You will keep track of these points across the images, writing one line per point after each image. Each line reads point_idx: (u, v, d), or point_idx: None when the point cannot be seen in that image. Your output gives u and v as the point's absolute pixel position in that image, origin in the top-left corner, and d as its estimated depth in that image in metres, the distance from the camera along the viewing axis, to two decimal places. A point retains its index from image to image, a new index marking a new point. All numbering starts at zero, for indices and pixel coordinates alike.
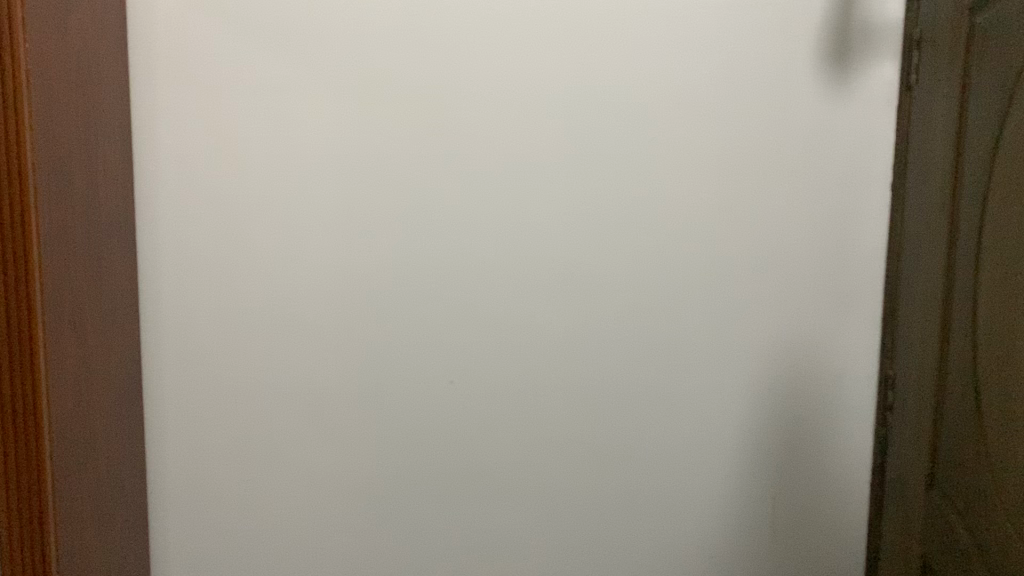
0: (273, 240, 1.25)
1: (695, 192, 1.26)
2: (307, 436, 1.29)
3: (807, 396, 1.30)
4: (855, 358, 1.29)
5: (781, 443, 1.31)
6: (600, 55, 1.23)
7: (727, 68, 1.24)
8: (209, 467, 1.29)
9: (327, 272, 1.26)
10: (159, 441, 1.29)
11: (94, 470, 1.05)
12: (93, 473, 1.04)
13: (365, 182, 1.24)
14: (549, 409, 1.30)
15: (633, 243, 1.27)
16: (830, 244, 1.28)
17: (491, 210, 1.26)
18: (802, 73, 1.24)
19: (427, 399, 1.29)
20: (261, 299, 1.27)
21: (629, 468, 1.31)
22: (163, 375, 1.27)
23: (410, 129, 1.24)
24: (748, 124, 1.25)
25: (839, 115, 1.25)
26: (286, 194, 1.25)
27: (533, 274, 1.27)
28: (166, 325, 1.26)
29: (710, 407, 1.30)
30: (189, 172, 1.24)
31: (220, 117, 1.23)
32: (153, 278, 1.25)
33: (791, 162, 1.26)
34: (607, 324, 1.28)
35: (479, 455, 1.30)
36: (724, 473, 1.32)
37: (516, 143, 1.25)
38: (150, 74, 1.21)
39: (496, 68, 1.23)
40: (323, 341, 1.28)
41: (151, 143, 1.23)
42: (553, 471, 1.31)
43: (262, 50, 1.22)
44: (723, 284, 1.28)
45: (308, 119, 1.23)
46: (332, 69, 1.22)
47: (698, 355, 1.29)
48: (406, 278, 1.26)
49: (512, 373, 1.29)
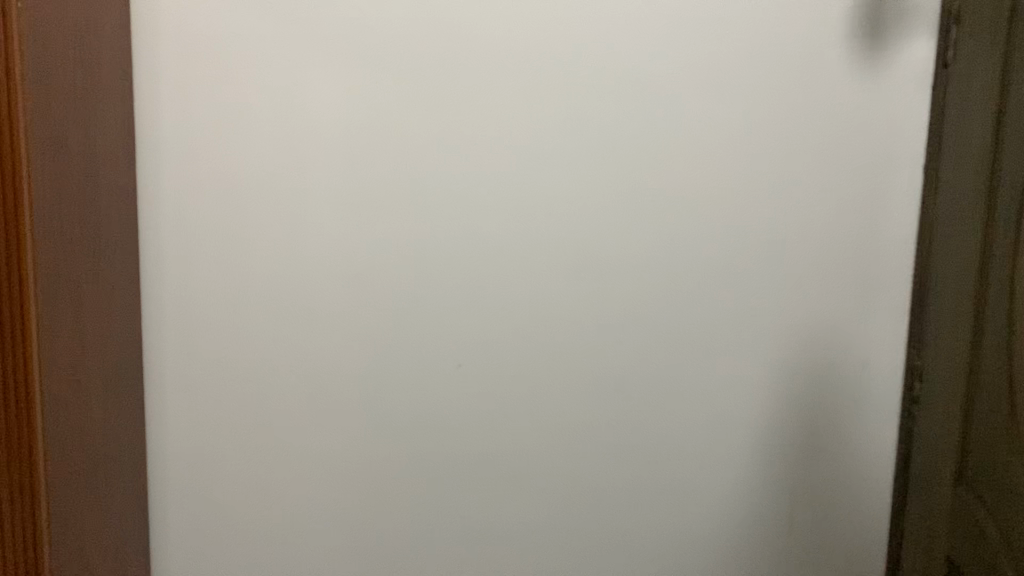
0: (278, 220, 1.22)
1: (716, 175, 1.21)
2: (312, 419, 1.26)
3: (829, 387, 1.26)
4: (882, 347, 1.24)
5: (799, 435, 1.27)
6: (620, 31, 1.18)
7: (753, 45, 1.18)
8: (211, 452, 1.27)
9: (333, 253, 1.22)
10: (161, 423, 1.26)
11: (91, 454, 1.02)
12: (92, 458, 1.01)
13: (374, 160, 1.20)
14: (562, 396, 1.26)
15: (650, 226, 1.22)
16: (855, 231, 1.22)
17: (505, 189, 1.21)
18: (830, 52, 1.18)
19: (436, 382, 1.25)
20: (265, 281, 1.23)
21: (641, 458, 1.27)
22: (166, 356, 1.24)
23: (420, 106, 1.19)
24: (774, 104, 1.20)
25: (871, 93, 1.19)
26: (293, 170, 1.20)
27: (545, 258, 1.23)
28: (167, 306, 1.23)
29: (726, 397, 1.26)
30: (192, 151, 1.20)
31: (225, 93, 1.19)
32: (155, 259, 1.22)
33: (817, 146, 1.21)
34: (624, 310, 1.24)
35: (487, 442, 1.27)
36: (740, 465, 1.28)
37: (532, 120, 1.20)
38: (153, 48, 1.17)
39: (511, 40, 1.18)
40: (329, 323, 1.24)
41: (152, 121, 1.19)
42: (563, 462, 1.27)
43: (270, 23, 1.17)
44: (742, 270, 1.23)
45: (316, 95, 1.19)
46: (341, 42, 1.17)
47: (717, 342, 1.25)
48: (416, 258, 1.22)
49: (521, 359, 1.25)
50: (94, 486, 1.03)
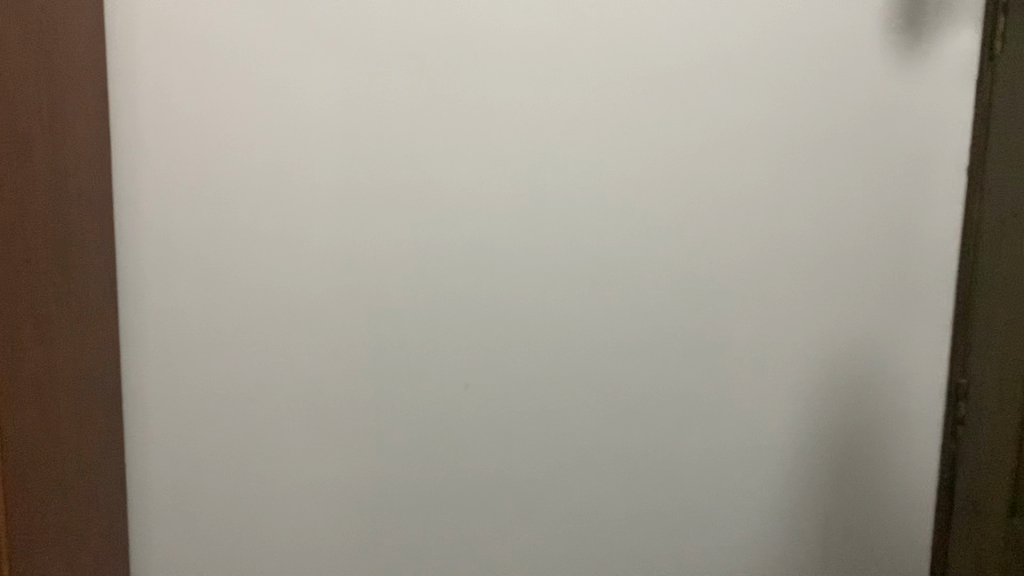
0: (269, 231, 1.13)
1: (743, 179, 1.13)
2: (310, 442, 1.17)
3: (865, 404, 1.17)
4: (922, 358, 1.16)
5: (832, 458, 1.18)
6: (639, 25, 1.09)
7: (782, 39, 1.10)
8: (198, 481, 1.18)
9: (329, 266, 1.13)
10: (146, 448, 1.17)
11: (60, 484, 0.95)
12: (55, 491, 0.93)
13: (373, 165, 1.11)
14: (579, 414, 1.17)
15: (671, 236, 1.14)
16: (894, 239, 1.14)
17: (516, 194, 1.12)
18: (866, 46, 1.10)
19: (444, 401, 1.16)
20: (255, 297, 1.14)
21: (663, 484, 1.19)
22: (149, 377, 1.16)
23: (421, 106, 1.10)
24: (805, 102, 1.11)
25: (911, 86, 1.10)
26: (284, 175, 1.11)
27: (558, 270, 1.14)
28: (150, 325, 1.14)
29: (755, 417, 1.17)
30: (173, 156, 1.11)
31: (208, 94, 1.10)
32: (136, 274, 1.13)
33: (851, 147, 1.12)
34: (645, 322, 1.15)
35: (497, 468, 1.18)
36: (770, 486, 1.19)
37: (542, 121, 1.11)
38: (130, 46, 1.08)
39: (521, 31, 1.09)
40: (327, 338, 1.15)
41: (130, 124, 1.10)
42: (581, 487, 1.19)
43: (257, 18, 1.08)
44: (771, 281, 1.15)
45: (309, 95, 1.10)
46: (336, 38, 1.09)
47: (745, 355, 1.16)
48: (421, 268, 1.14)
49: (533, 379, 1.16)
50: (61, 519, 0.95)
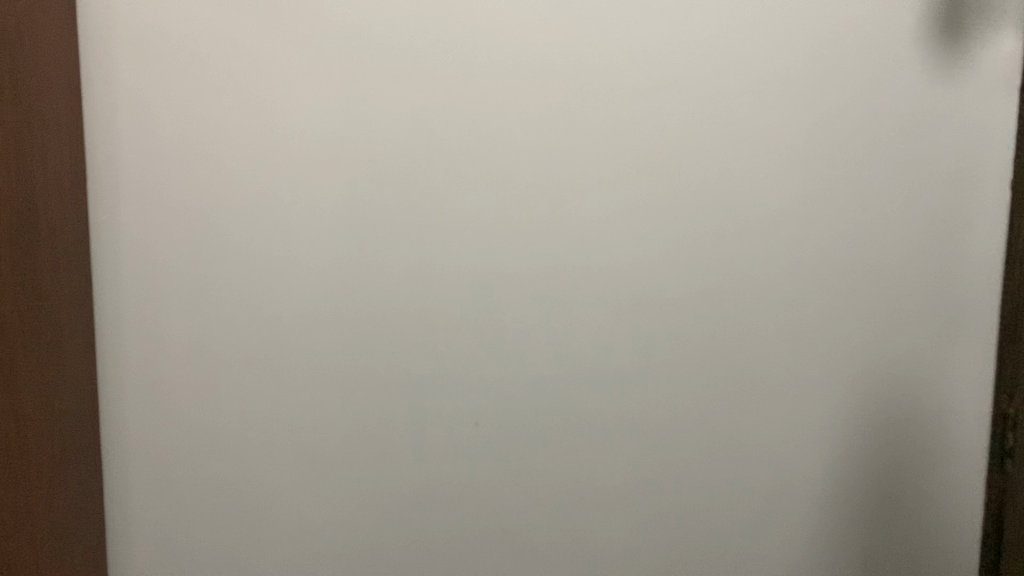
0: (260, 256, 1.04)
1: (774, 194, 1.06)
2: (313, 491, 1.08)
3: (906, 430, 1.12)
4: (968, 383, 1.11)
5: (872, 488, 1.13)
6: (663, 30, 1.03)
7: (815, 45, 1.04)
8: (184, 529, 1.08)
9: (328, 293, 1.05)
10: (128, 503, 1.08)
11: (29, 537, 0.86)
12: (22, 548, 0.85)
13: (374, 183, 1.03)
14: (603, 452, 1.10)
15: (698, 255, 1.07)
16: (934, 256, 1.08)
17: (530, 212, 1.05)
18: (904, 52, 1.04)
19: (460, 442, 1.08)
20: (246, 327, 1.05)
21: (692, 520, 1.12)
22: (129, 415, 1.06)
23: (427, 118, 1.02)
24: (839, 112, 1.05)
25: (952, 98, 1.05)
26: (279, 202, 1.03)
27: (578, 294, 1.07)
28: (130, 358, 1.06)
29: (789, 447, 1.11)
30: (152, 175, 1.02)
31: (192, 107, 1.01)
32: (114, 304, 1.04)
33: (889, 159, 1.06)
34: (673, 353, 1.09)
35: (515, 508, 1.10)
36: (807, 519, 1.12)
37: (558, 134, 1.04)
38: (106, 55, 1.00)
39: (533, 38, 1.02)
40: (329, 378, 1.07)
41: (105, 141, 1.01)
42: (604, 525, 1.11)
43: (248, 25, 1.00)
44: (805, 302, 1.08)
45: (302, 107, 1.02)
46: (335, 46, 1.01)
47: (780, 385, 1.10)
48: (431, 301, 1.06)
49: (552, 411, 1.08)
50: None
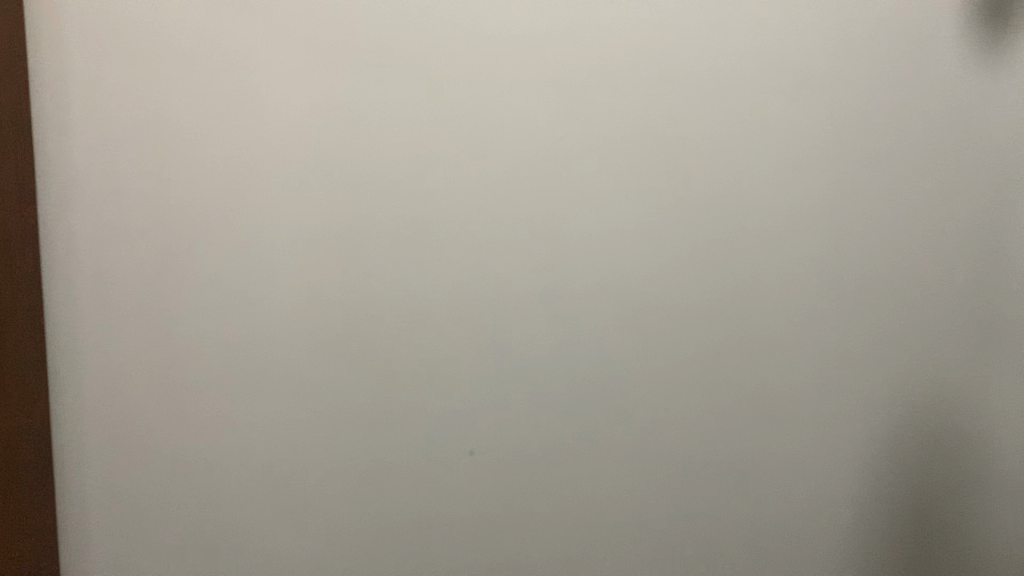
0: (235, 264, 0.95)
1: (796, 198, 1.00)
2: (306, 515, 0.99)
3: (933, 446, 1.06)
4: (1005, 390, 1.06)
5: (896, 506, 1.07)
6: (681, 22, 0.95)
7: (842, 42, 0.98)
8: (150, 559, 0.99)
9: (310, 305, 0.96)
10: (87, 530, 0.98)
11: None
12: None
13: (363, 185, 0.94)
14: (621, 471, 1.02)
15: (714, 262, 1.00)
16: (961, 265, 1.03)
17: (534, 217, 0.97)
18: (933, 52, 0.99)
19: (461, 463, 1.00)
20: (219, 342, 0.96)
21: (708, 542, 1.04)
22: (87, 436, 0.96)
23: (420, 114, 0.93)
24: (864, 113, 0.99)
25: (983, 98, 1.01)
26: (259, 204, 0.94)
27: (586, 306, 0.99)
28: (89, 375, 0.96)
29: (810, 464, 1.05)
30: (111, 176, 0.93)
31: (156, 100, 0.92)
32: (69, 316, 0.94)
33: (916, 163, 1.01)
34: (697, 363, 1.02)
35: (516, 534, 1.02)
36: (827, 539, 1.06)
37: (564, 133, 0.95)
38: (57, 43, 0.90)
39: (538, 30, 0.93)
40: (313, 397, 0.97)
41: (56, 138, 0.91)
42: (613, 551, 1.03)
43: (220, 12, 0.91)
44: (828, 312, 1.02)
45: (281, 101, 0.92)
46: (319, 36, 0.91)
47: (811, 395, 1.03)
48: (437, 310, 0.97)
49: (558, 431, 1.00)
50: None
